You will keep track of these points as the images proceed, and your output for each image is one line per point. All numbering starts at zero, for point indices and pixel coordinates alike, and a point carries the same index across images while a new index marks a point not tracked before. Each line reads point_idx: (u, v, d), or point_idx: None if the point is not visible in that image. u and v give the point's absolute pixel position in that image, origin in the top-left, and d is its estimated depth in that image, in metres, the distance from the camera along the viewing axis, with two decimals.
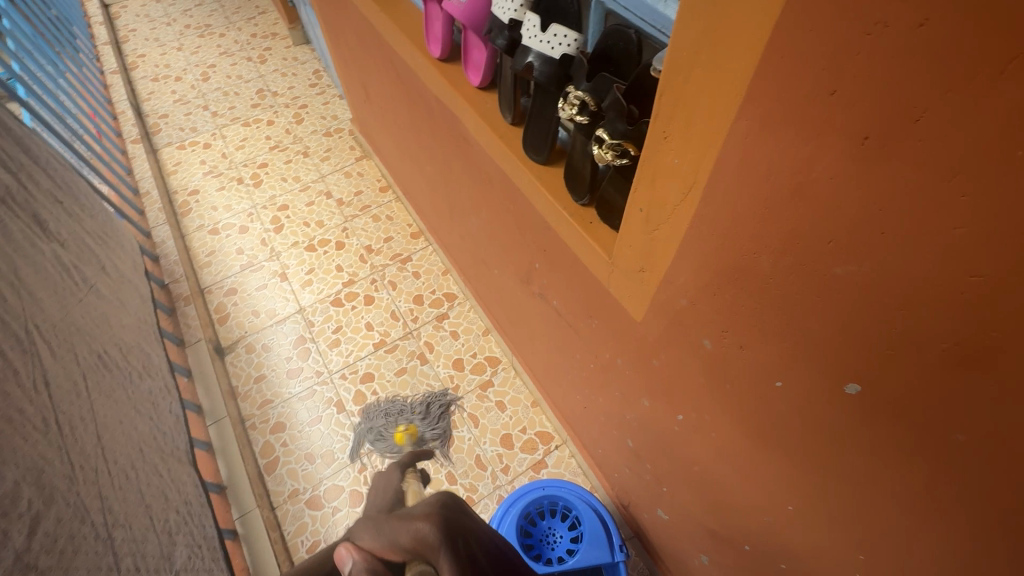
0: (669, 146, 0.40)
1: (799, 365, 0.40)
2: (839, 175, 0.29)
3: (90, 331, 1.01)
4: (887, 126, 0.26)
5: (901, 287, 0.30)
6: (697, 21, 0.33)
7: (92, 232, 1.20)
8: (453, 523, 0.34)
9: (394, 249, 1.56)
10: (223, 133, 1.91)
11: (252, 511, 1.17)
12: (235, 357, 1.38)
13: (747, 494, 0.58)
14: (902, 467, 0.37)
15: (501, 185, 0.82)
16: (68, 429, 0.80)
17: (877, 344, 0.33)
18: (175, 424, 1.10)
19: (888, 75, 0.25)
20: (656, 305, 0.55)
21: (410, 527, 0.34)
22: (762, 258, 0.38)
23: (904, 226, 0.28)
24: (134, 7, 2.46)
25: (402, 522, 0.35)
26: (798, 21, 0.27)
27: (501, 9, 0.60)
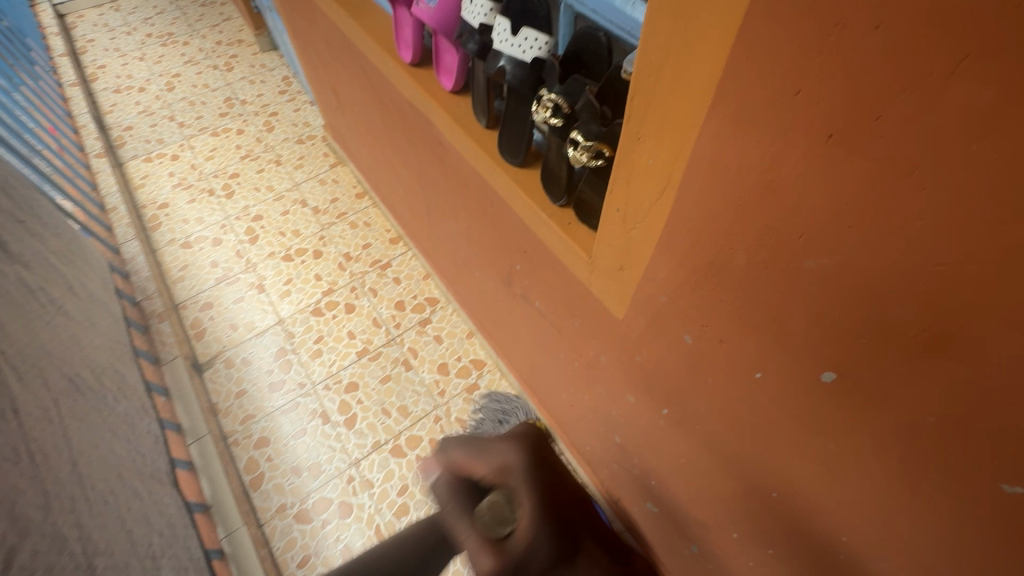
0: (643, 146, 0.41)
1: (777, 356, 0.41)
2: (806, 172, 0.30)
3: (59, 354, 0.98)
4: (849, 124, 0.27)
5: (869, 278, 0.31)
6: (664, 25, 0.33)
7: (57, 251, 1.16)
8: (535, 461, 0.47)
9: (373, 255, 1.55)
10: (191, 144, 1.87)
11: (239, 529, 1.12)
12: (213, 373, 1.36)
13: (731, 483, 0.60)
14: (878, 450, 0.38)
15: (478, 189, 0.82)
16: (40, 458, 0.78)
17: (850, 333, 0.34)
18: (154, 445, 1.07)
19: (848, 75, 0.25)
20: (636, 303, 0.55)
21: (497, 452, 0.48)
22: (736, 254, 0.39)
23: (870, 219, 0.29)
24: (92, 17, 2.39)
25: (491, 448, 0.48)
26: (762, 22, 0.27)
27: (472, 15, 0.61)
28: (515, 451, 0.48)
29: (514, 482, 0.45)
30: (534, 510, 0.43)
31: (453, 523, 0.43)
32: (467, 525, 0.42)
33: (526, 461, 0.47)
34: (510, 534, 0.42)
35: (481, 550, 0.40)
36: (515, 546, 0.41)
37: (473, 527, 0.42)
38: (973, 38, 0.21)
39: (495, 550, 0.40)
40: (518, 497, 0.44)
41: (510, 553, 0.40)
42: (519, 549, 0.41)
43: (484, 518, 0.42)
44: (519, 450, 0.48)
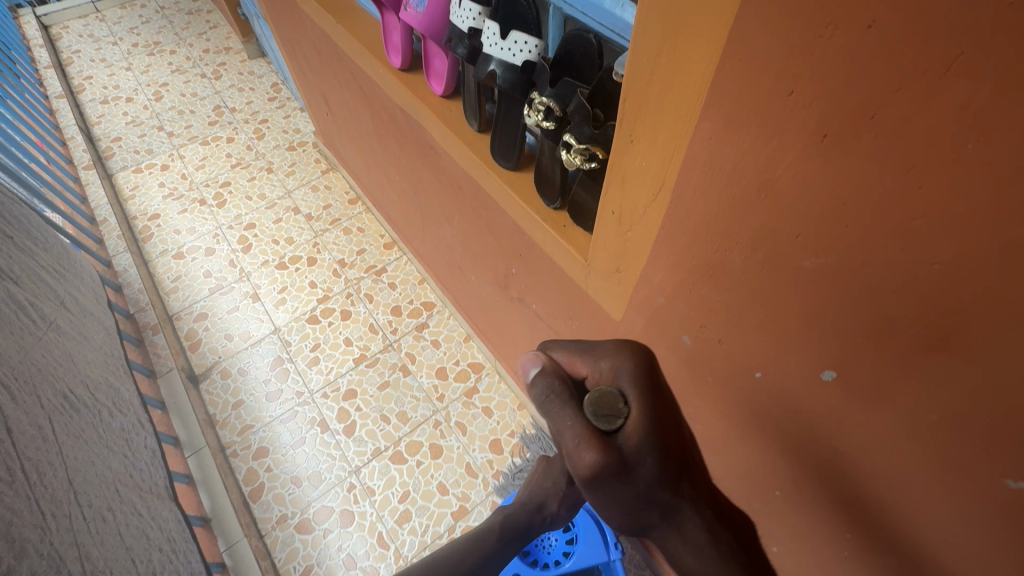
0: (636, 148, 0.41)
1: (776, 356, 0.41)
2: (801, 172, 0.30)
3: (53, 370, 0.97)
4: (845, 123, 0.26)
5: (867, 276, 0.31)
6: (654, 28, 0.33)
7: (47, 266, 1.15)
8: (652, 373, 0.41)
9: (368, 261, 1.54)
10: (180, 153, 1.85)
11: (240, 542, 1.11)
12: (210, 384, 1.35)
13: (734, 482, 0.59)
14: (881, 448, 0.38)
15: (472, 193, 0.82)
16: (36, 477, 0.77)
17: (850, 332, 0.34)
18: (152, 459, 1.06)
19: (841, 75, 0.25)
20: (634, 305, 0.55)
21: (606, 358, 0.41)
22: (733, 255, 0.38)
23: (865, 218, 0.29)
24: (76, 27, 2.36)
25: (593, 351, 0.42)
26: (753, 23, 0.27)
27: (459, 19, 0.60)
28: (631, 357, 0.41)
29: (623, 390, 0.40)
30: (645, 420, 0.38)
31: (552, 413, 0.39)
32: (569, 418, 0.38)
33: (643, 373, 0.40)
34: (620, 441, 0.38)
35: (585, 449, 0.37)
36: (622, 451, 0.38)
37: (578, 420, 0.38)
38: (967, 36, 0.20)
39: (600, 449, 0.37)
40: (628, 407, 0.39)
41: (616, 453, 0.37)
42: (627, 454, 0.38)
43: (587, 417, 0.38)
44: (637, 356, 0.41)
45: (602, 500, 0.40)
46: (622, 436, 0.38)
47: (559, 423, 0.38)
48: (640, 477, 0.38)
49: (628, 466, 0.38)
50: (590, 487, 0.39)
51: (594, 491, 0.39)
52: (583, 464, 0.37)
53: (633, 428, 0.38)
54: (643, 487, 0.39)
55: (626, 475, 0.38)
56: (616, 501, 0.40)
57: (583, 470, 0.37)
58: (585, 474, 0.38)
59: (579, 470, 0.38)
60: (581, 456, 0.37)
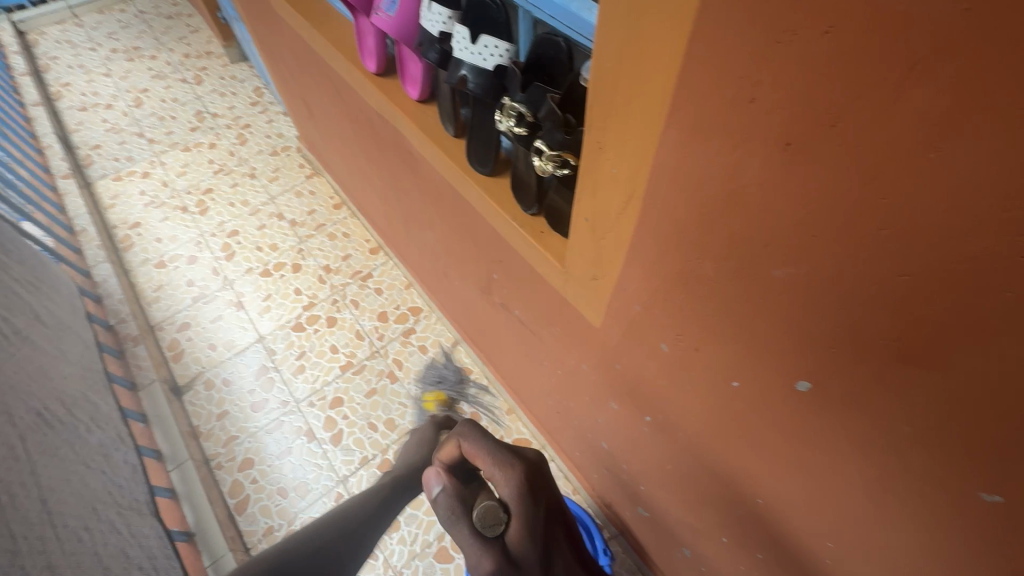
0: (605, 155, 0.40)
1: (752, 366, 0.40)
2: (765, 181, 0.29)
3: (27, 388, 0.95)
4: (808, 131, 0.26)
5: (837, 287, 0.30)
6: (615, 33, 0.32)
7: (22, 279, 1.13)
8: (530, 481, 0.48)
9: (353, 266, 1.52)
10: (161, 160, 1.82)
11: (224, 556, 1.08)
12: (193, 396, 1.32)
13: (716, 491, 0.58)
14: (858, 460, 0.37)
15: (450, 198, 0.81)
16: (6, 499, 0.75)
17: (821, 343, 0.33)
18: (133, 474, 1.03)
19: (802, 83, 0.24)
20: (612, 312, 0.54)
21: (495, 467, 0.49)
22: (705, 264, 0.37)
23: (833, 228, 0.28)
24: (54, 33, 2.32)
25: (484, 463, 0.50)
26: (712, 29, 0.26)
27: (430, 23, 0.59)
28: (514, 468, 0.49)
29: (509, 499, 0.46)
30: (522, 517, 0.45)
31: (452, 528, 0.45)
32: (465, 529, 0.43)
33: (524, 481, 0.48)
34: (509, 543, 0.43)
35: (478, 556, 0.42)
36: (512, 555, 0.42)
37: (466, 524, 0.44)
38: (926, 42, 0.20)
39: (491, 553, 0.42)
40: (512, 512, 0.45)
41: (503, 554, 0.42)
42: (516, 556, 0.42)
43: (478, 525, 0.44)
44: (520, 465, 0.49)
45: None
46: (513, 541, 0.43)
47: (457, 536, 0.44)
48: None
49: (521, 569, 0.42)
50: None
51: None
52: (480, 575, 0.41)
53: (520, 533, 0.44)
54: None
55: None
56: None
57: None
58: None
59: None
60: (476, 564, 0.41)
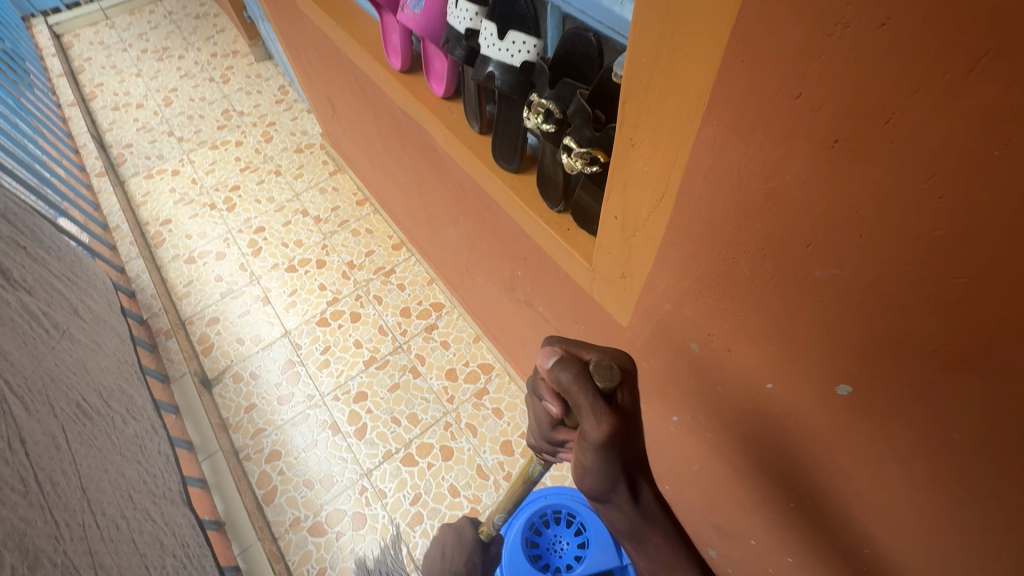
0: (638, 152, 0.39)
1: (788, 368, 0.40)
2: (809, 180, 0.28)
3: (67, 379, 0.98)
4: (860, 127, 0.24)
5: (883, 288, 0.29)
6: (651, 29, 0.31)
7: (60, 274, 1.17)
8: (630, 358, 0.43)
9: (376, 262, 1.54)
10: (190, 158, 1.86)
11: (253, 545, 1.12)
12: (223, 389, 1.36)
13: (747, 491, 0.57)
14: (901, 466, 0.36)
15: (475, 195, 0.81)
16: (49, 487, 0.78)
17: (865, 347, 0.32)
18: (166, 464, 1.07)
19: (854, 78, 0.23)
20: (640, 311, 0.53)
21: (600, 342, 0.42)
22: (741, 265, 0.37)
23: (880, 228, 0.27)
24: (88, 35, 2.39)
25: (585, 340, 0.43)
26: (757, 23, 0.25)
27: (456, 19, 0.59)
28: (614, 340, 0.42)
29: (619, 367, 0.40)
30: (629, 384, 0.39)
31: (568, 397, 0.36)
32: (588, 395, 0.35)
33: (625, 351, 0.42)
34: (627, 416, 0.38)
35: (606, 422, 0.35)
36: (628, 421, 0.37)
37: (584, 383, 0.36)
38: (994, 33, 0.18)
39: (614, 417, 0.35)
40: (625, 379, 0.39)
41: (618, 416, 0.36)
42: (632, 422, 0.38)
43: (604, 389, 0.36)
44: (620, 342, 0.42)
45: (591, 480, 0.39)
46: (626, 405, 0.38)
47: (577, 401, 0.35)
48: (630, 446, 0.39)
49: (630, 436, 0.38)
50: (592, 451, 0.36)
51: (592, 471, 0.38)
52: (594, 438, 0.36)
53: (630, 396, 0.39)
54: (629, 458, 0.39)
55: (626, 445, 0.38)
56: (606, 472, 0.38)
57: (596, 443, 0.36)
58: (593, 450, 0.36)
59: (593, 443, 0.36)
60: (599, 431, 0.35)
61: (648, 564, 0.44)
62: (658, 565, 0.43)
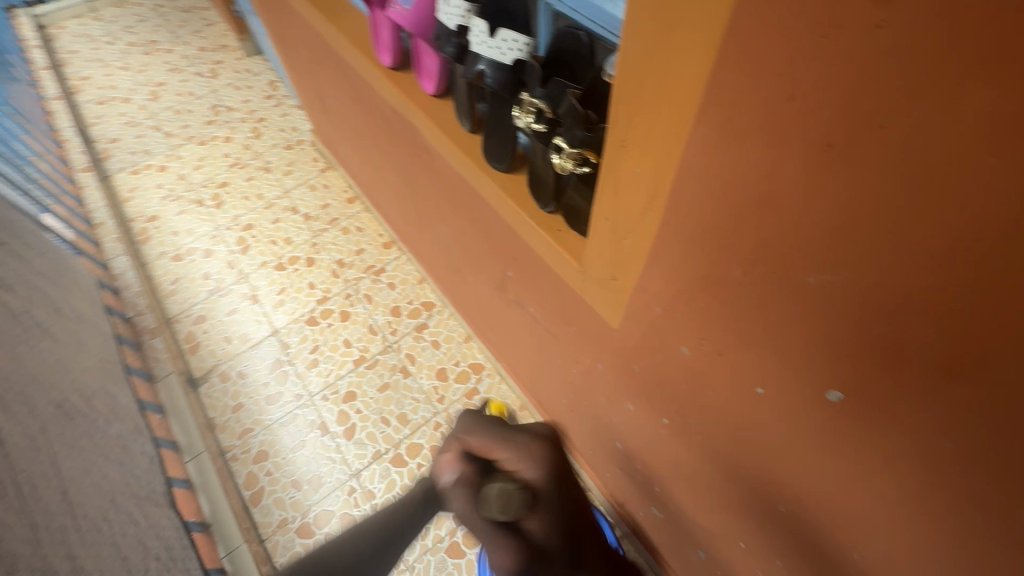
0: (629, 154, 0.38)
1: (779, 373, 0.39)
2: (801, 184, 0.28)
3: (47, 380, 0.96)
4: (853, 132, 0.24)
5: (875, 294, 0.28)
6: (643, 27, 0.31)
7: (42, 271, 1.14)
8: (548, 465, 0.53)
9: (366, 261, 1.52)
10: (178, 153, 1.83)
11: (240, 546, 1.12)
12: (209, 388, 1.33)
13: (735, 495, 0.57)
14: (890, 473, 0.36)
15: (466, 195, 0.80)
16: (28, 490, 0.76)
17: (856, 353, 0.32)
18: (150, 465, 1.06)
19: (849, 80, 0.23)
20: (631, 314, 0.53)
21: (519, 457, 0.53)
22: (732, 269, 0.36)
23: (873, 233, 0.26)
24: (73, 27, 2.34)
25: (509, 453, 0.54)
26: (752, 23, 0.25)
27: (447, 16, 0.57)
28: (537, 462, 0.53)
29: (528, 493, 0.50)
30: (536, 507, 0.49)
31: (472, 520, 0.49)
32: (484, 524, 0.47)
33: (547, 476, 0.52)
34: (530, 537, 0.48)
35: (497, 543, 0.46)
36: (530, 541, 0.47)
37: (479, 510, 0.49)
38: (989, 39, 0.18)
39: (508, 541, 0.46)
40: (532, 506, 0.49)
41: (515, 542, 0.46)
42: (540, 546, 0.47)
43: (496, 517, 0.47)
44: (546, 470, 0.52)
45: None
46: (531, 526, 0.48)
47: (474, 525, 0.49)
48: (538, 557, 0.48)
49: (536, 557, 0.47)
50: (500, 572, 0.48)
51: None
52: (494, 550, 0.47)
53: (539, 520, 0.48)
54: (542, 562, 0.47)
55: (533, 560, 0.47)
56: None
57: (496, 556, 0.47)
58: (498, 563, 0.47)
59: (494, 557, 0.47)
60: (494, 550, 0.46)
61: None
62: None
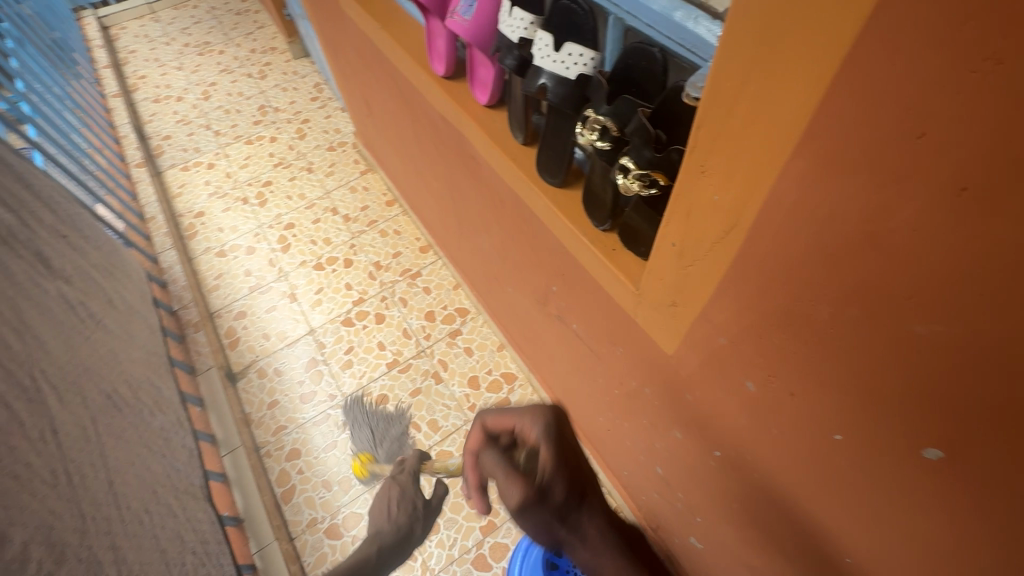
0: (707, 180, 0.36)
1: (864, 422, 0.36)
2: (922, 228, 0.25)
3: (99, 370, 0.99)
4: (996, 177, 0.22)
5: (1001, 357, 0.25)
6: (741, 49, 0.29)
7: (97, 264, 1.18)
8: (555, 428, 0.55)
9: (403, 264, 1.53)
10: (226, 152, 1.89)
11: (270, 545, 1.13)
12: (247, 383, 1.36)
13: (792, 537, 0.54)
14: (991, 545, 0.33)
15: (513, 207, 0.79)
16: (77, 479, 0.78)
17: (968, 414, 0.29)
18: (189, 459, 1.06)
19: (1000, 119, 0.20)
20: (690, 341, 0.50)
21: (527, 424, 0.56)
22: (819, 308, 0.34)
23: (1008, 290, 0.23)
24: (133, 28, 2.45)
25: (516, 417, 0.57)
26: (887, 50, 0.22)
27: (510, 28, 0.57)
28: (542, 417, 0.56)
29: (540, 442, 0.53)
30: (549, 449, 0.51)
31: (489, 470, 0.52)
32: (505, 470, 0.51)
33: (553, 430, 0.54)
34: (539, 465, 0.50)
35: (509, 472, 0.49)
36: (541, 478, 0.48)
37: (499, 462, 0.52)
38: None
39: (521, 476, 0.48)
40: (541, 445, 0.52)
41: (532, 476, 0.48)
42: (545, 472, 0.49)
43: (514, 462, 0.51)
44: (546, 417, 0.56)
45: (539, 537, 0.48)
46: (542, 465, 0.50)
47: (491, 468, 0.51)
48: (553, 501, 0.47)
49: (547, 488, 0.48)
50: (522, 517, 0.47)
51: (531, 526, 0.47)
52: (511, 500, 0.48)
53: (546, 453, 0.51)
54: (559, 513, 0.47)
55: (544, 503, 0.47)
56: (538, 525, 0.47)
57: (511, 502, 0.47)
58: (514, 511, 0.47)
59: (508, 504, 0.48)
60: (507, 487, 0.48)
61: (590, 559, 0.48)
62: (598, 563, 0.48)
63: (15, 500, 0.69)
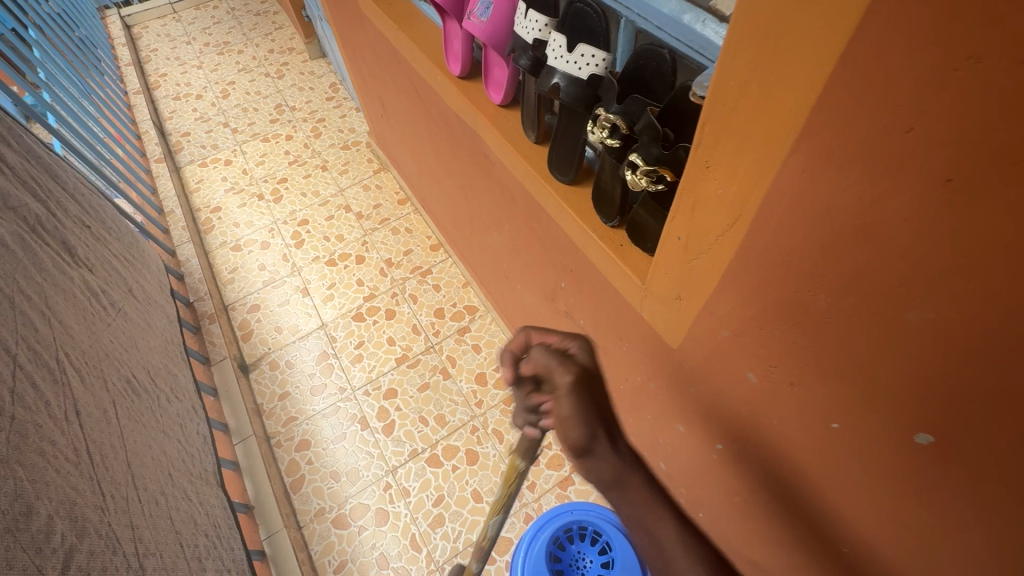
0: (712, 175, 0.38)
1: (860, 410, 0.38)
2: (911, 219, 0.27)
3: (118, 356, 1.02)
4: (979, 168, 0.23)
5: (987, 341, 0.27)
6: (744, 50, 0.30)
7: (119, 254, 1.22)
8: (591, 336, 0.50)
9: (414, 261, 1.55)
10: (243, 149, 1.93)
11: (279, 532, 1.15)
12: (259, 374, 1.39)
13: (792, 528, 0.55)
14: (982, 528, 0.34)
15: (525, 206, 0.81)
16: (98, 459, 0.80)
17: (957, 398, 0.30)
18: (202, 445, 1.11)
19: (983, 114, 0.22)
20: (694, 335, 0.52)
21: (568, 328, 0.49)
22: (817, 298, 0.35)
23: (992, 276, 0.25)
24: (155, 27, 2.50)
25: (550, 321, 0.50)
26: (879, 50, 0.24)
27: (524, 30, 0.59)
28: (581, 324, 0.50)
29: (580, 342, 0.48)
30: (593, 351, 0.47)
31: (531, 365, 0.46)
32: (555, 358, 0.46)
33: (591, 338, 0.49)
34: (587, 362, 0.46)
35: (565, 362, 0.45)
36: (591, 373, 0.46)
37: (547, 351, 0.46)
38: None
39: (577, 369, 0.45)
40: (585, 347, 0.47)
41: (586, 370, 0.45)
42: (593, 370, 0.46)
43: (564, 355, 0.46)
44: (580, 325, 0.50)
45: (576, 433, 0.45)
46: (582, 359, 0.46)
47: (537, 358, 0.46)
48: (598, 395, 0.46)
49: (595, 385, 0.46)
50: (569, 402, 0.44)
51: (576, 416, 0.44)
52: (563, 388, 0.45)
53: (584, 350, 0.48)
54: (605, 408, 0.45)
55: (593, 393, 0.45)
56: (583, 414, 0.44)
57: (564, 384, 0.44)
58: (564, 395, 0.44)
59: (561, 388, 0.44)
60: (563, 369, 0.44)
61: (630, 512, 0.46)
62: (637, 509, 0.45)
63: (42, 475, 0.71)
